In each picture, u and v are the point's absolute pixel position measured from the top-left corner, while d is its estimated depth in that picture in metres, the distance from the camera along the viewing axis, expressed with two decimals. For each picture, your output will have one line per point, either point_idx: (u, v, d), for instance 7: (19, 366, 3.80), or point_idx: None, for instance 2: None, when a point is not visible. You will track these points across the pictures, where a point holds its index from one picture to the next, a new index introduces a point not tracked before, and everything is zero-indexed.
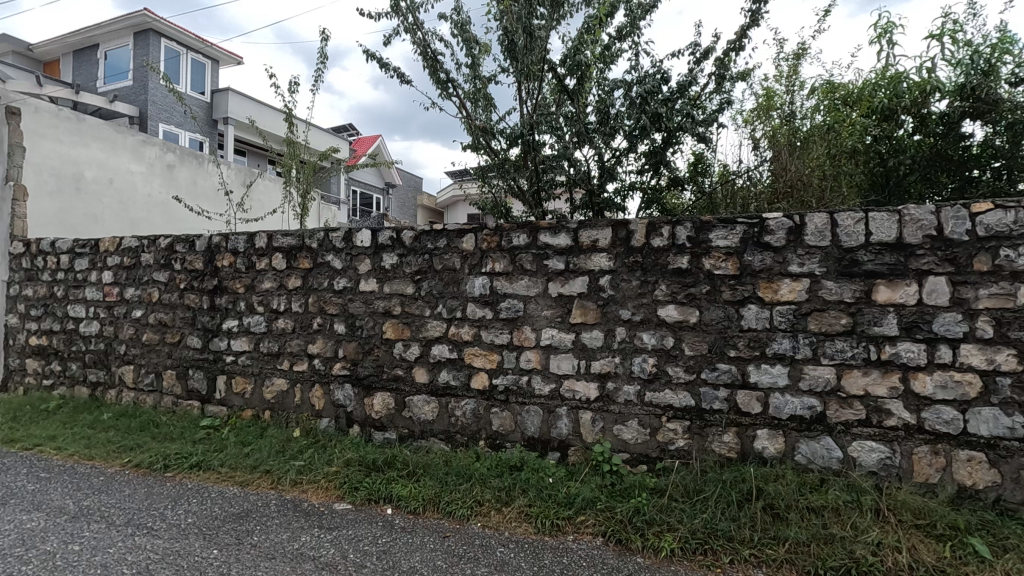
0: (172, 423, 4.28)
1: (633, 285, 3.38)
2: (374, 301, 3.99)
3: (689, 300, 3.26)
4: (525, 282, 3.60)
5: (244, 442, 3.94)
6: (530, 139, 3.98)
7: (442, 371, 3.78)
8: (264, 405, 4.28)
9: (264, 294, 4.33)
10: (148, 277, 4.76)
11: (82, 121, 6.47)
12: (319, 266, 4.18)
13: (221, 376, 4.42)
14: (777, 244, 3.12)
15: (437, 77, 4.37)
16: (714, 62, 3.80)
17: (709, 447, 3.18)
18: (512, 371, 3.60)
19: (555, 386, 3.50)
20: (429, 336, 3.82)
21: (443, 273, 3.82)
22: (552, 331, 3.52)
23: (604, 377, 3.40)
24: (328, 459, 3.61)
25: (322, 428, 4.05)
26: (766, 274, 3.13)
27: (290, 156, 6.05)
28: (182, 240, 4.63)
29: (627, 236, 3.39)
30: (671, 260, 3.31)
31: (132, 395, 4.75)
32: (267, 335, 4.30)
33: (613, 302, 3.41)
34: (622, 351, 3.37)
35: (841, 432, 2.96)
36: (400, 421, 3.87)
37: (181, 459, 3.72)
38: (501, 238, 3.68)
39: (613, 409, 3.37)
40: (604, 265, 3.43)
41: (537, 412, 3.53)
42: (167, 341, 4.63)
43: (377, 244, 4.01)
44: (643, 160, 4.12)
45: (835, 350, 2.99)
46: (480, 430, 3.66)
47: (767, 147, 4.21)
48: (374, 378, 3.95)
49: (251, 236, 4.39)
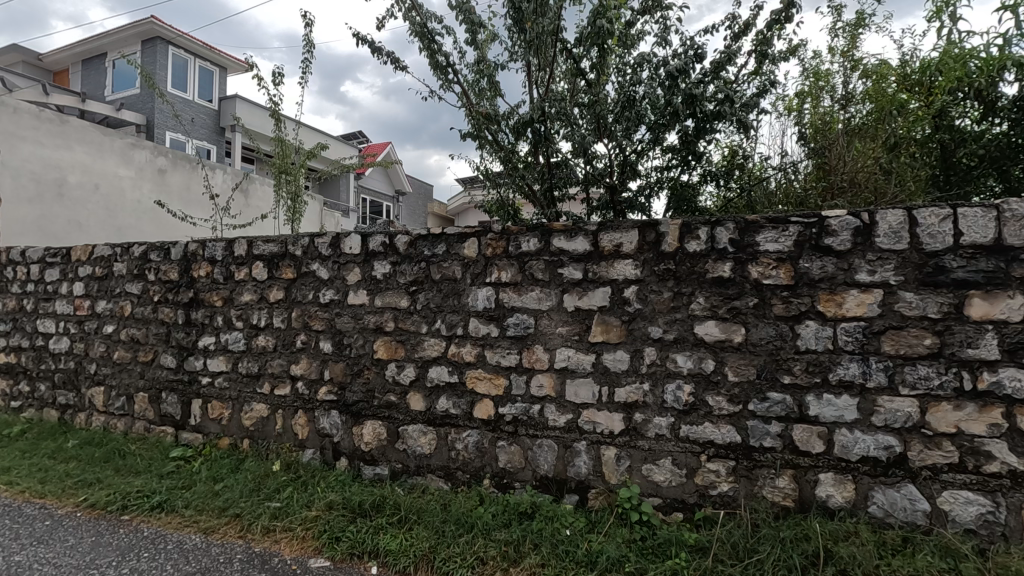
0: (141, 453, 3.82)
1: (665, 298, 2.85)
2: (364, 316, 3.50)
3: (732, 316, 2.73)
4: (536, 293, 3.09)
5: (216, 477, 3.45)
6: (538, 128, 3.47)
7: (440, 398, 3.26)
8: (242, 433, 3.80)
9: (243, 308, 3.86)
10: (121, 289, 4.32)
11: (64, 122, 6.10)
12: (303, 276, 3.70)
13: (195, 400, 3.95)
14: (841, 247, 2.58)
15: (436, 62, 3.89)
16: (754, 39, 3.29)
17: (760, 493, 2.63)
18: (521, 398, 3.08)
19: (572, 417, 2.98)
20: (426, 356, 3.32)
21: (442, 284, 3.32)
22: (567, 352, 3.00)
23: (630, 407, 2.87)
24: (309, 501, 3.10)
25: (305, 461, 3.56)
26: (827, 284, 2.59)
27: (281, 159, 5.56)
28: (157, 248, 4.19)
29: (657, 240, 2.88)
30: (711, 267, 2.77)
31: (102, 419, 4.30)
32: (246, 354, 3.83)
33: (640, 318, 2.89)
34: (652, 376, 2.85)
35: (927, 479, 2.40)
36: (393, 455, 3.36)
37: (142, 499, 3.24)
38: (508, 243, 3.18)
39: (642, 445, 2.84)
40: (629, 274, 2.91)
41: (551, 448, 3.00)
42: (140, 359, 4.18)
43: (367, 250, 3.52)
44: (671, 154, 3.62)
45: (918, 377, 2.43)
46: (484, 467, 3.14)
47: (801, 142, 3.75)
48: (363, 405, 3.45)
49: (230, 243, 3.94)
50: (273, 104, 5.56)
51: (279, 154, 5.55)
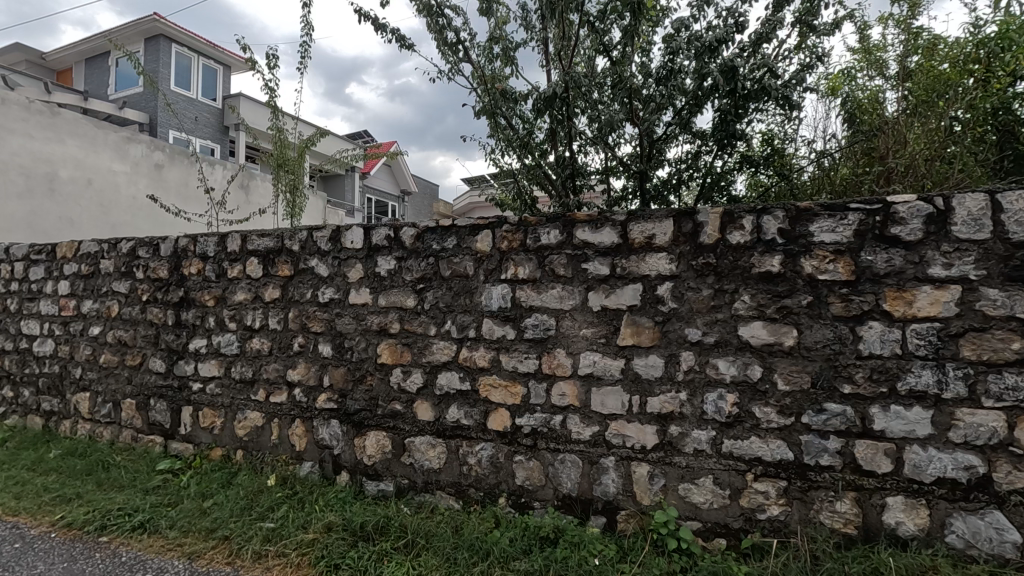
0: (127, 466, 3.53)
1: (704, 297, 2.53)
2: (367, 317, 3.20)
3: (783, 316, 2.40)
4: (557, 291, 2.78)
5: (205, 493, 3.15)
6: (560, 109, 3.19)
7: (450, 408, 2.95)
8: (235, 444, 3.50)
9: (236, 308, 3.57)
10: (108, 288, 4.04)
11: (55, 114, 5.83)
12: (301, 273, 3.41)
13: (186, 408, 3.66)
14: (910, 237, 2.25)
15: (445, 39, 3.58)
16: (799, 8, 2.98)
17: (817, 519, 2.30)
18: (541, 409, 2.76)
19: (598, 429, 2.66)
20: (434, 361, 3.01)
21: (452, 282, 3.01)
22: (592, 357, 2.69)
23: (664, 419, 2.55)
24: (305, 522, 2.79)
25: (303, 475, 3.26)
26: (895, 280, 2.26)
27: (280, 151, 5.26)
28: (145, 244, 3.90)
29: (694, 231, 2.56)
30: (757, 261, 2.45)
31: (88, 427, 4.02)
32: (239, 358, 3.53)
33: (675, 319, 2.57)
34: (690, 385, 2.53)
35: (1016, 505, 2.08)
36: (398, 470, 3.06)
37: (122, 519, 2.94)
38: (525, 235, 2.86)
39: (678, 462, 2.52)
40: (663, 269, 2.59)
41: (575, 464, 2.68)
42: (127, 363, 3.90)
43: (371, 245, 3.22)
44: (706, 138, 3.31)
45: (1004, 387, 2.10)
46: (500, 484, 2.82)
47: (842, 123, 3.45)
48: (366, 414, 3.15)
49: (223, 238, 3.65)
50: (268, 94, 5.26)
51: (277, 146, 5.25)
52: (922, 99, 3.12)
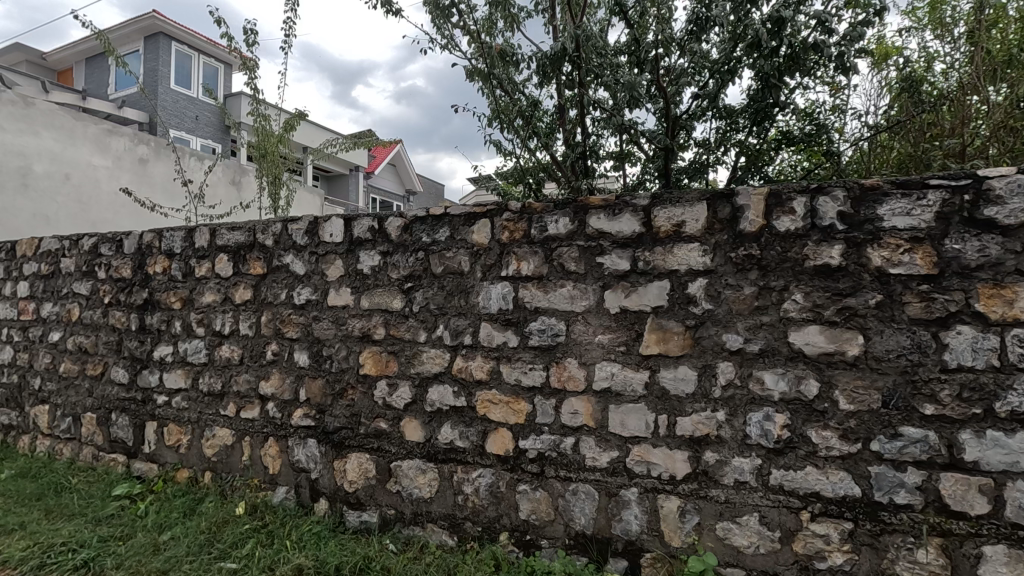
0: (82, 489, 3.13)
1: (745, 296, 2.09)
2: (347, 321, 2.78)
3: (844, 319, 1.96)
4: (567, 290, 2.35)
5: (163, 524, 2.74)
6: (570, 76, 2.83)
7: (443, 427, 2.53)
8: (203, 464, 3.10)
9: (204, 311, 3.17)
10: (68, 290, 3.65)
11: (29, 105, 5.47)
12: (274, 271, 2.99)
13: (150, 424, 3.26)
14: (1010, 219, 1.79)
15: (438, 4, 3.22)
16: None
17: (892, 571, 1.86)
18: (549, 430, 2.33)
19: (618, 454, 2.22)
20: (424, 372, 2.59)
21: (445, 280, 2.59)
22: (610, 368, 2.25)
23: (698, 444, 2.11)
24: (272, 563, 2.37)
25: (277, 502, 2.85)
26: (990, 274, 1.81)
27: (263, 141, 4.89)
28: (108, 240, 3.52)
29: (733, 217, 2.12)
30: (812, 252, 2.01)
31: (47, 443, 3.64)
32: (207, 368, 3.13)
33: (711, 322, 2.13)
34: (730, 403, 2.09)
35: None
36: (384, 498, 2.63)
37: (65, 556, 2.53)
38: (529, 224, 2.43)
39: (716, 497, 2.08)
40: (694, 263, 2.16)
41: (591, 496, 2.25)
42: (88, 373, 3.51)
43: (352, 238, 2.80)
44: (747, 113, 2.91)
45: None
46: (501, 518, 2.40)
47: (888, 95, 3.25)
48: (347, 433, 2.73)
49: (190, 232, 3.25)
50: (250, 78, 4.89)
51: (260, 136, 4.89)
52: (999, 60, 3.00)
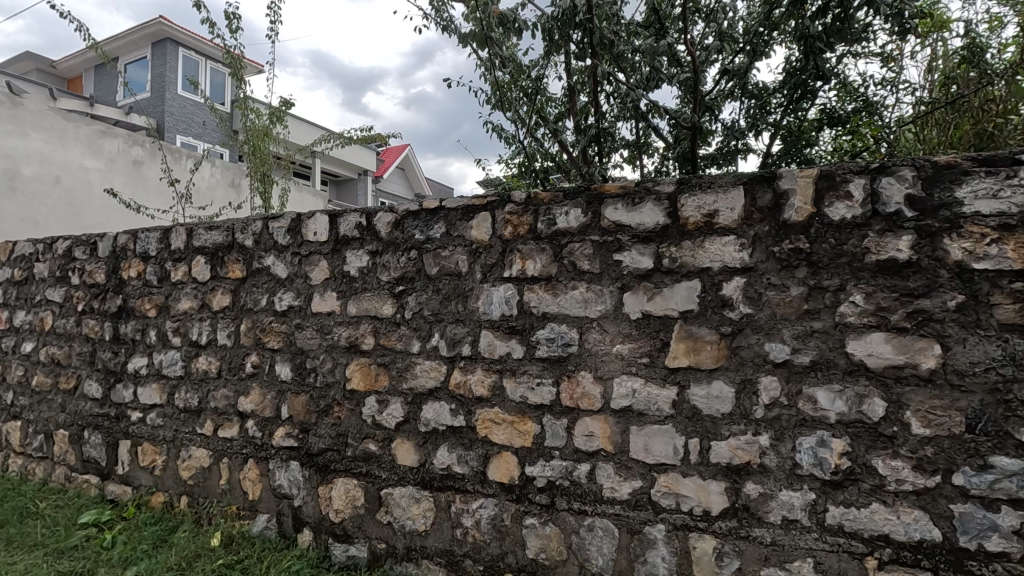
0: (50, 515, 2.86)
1: (793, 298, 1.75)
2: (333, 330, 2.48)
3: (915, 325, 1.62)
4: (580, 292, 2.03)
5: (129, 558, 2.46)
6: (580, 47, 2.56)
7: (439, 450, 2.22)
8: (179, 488, 2.81)
9: (180, 319, 2.89)
10: (42, 297, 3.40)
11: (17, 105, 5.25)
12: (254, 275, 2.70)
13: (124, 443, 2.99)
14: None
15: None
16: None
17: None
18: (560, 455, 2.01)
19: (642, 485, 1.89)
20: (418, 387, 2.28)
21: (440, 282, 2.28)
22: (631, 384, 1.93)
23: (737, 474, 1.78)
24: None
25: (257, 531, 2.56)
26: None
27: (251, 135, 4.64)
28: (81, 243, 3.26)
29: (776, 204, 1.79)
30: (874, 245, 1.67)
31: (19, 462, 3.38)
32: (184, 381, 2.84)
33: (751, 329, 1.80)
34: (776, 426, 1.75)
35: None
36: (373, 529, 2.32)
37: None
38: (534, 217, 2.12)
39: (760, 538, 1.74)
40: (730, 260, 1.83)
41: (609, 534, 1.92)
42: (61, 388, 3.25)
43: (337, 236, 2.50)
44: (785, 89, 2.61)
45: None
46: (505, 556, 2.08)
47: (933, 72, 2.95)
48: (332, 456, 2.43)
49: (165, 233, 2.97)
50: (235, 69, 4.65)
51: (249, 131, 4.65)
52: None
